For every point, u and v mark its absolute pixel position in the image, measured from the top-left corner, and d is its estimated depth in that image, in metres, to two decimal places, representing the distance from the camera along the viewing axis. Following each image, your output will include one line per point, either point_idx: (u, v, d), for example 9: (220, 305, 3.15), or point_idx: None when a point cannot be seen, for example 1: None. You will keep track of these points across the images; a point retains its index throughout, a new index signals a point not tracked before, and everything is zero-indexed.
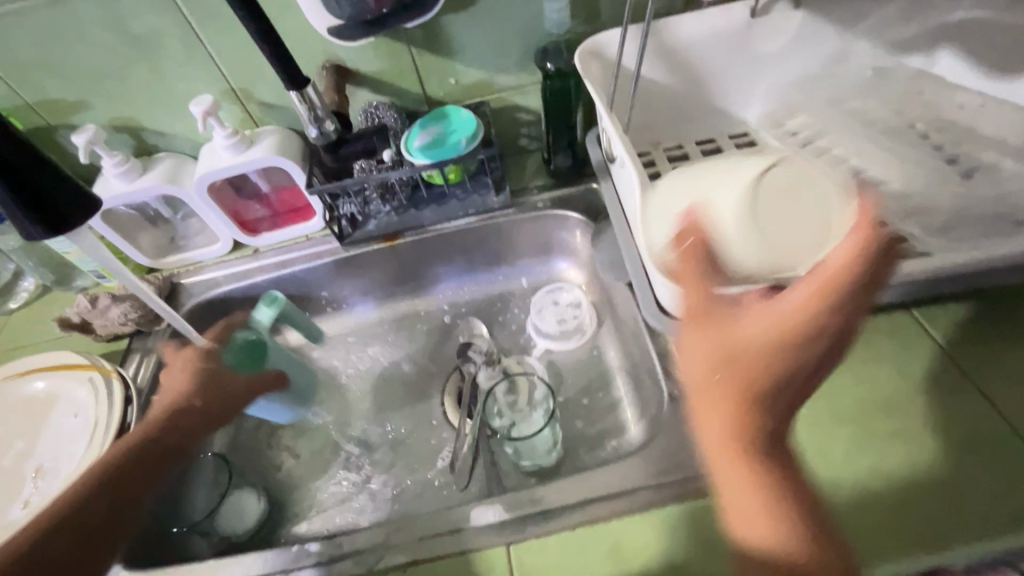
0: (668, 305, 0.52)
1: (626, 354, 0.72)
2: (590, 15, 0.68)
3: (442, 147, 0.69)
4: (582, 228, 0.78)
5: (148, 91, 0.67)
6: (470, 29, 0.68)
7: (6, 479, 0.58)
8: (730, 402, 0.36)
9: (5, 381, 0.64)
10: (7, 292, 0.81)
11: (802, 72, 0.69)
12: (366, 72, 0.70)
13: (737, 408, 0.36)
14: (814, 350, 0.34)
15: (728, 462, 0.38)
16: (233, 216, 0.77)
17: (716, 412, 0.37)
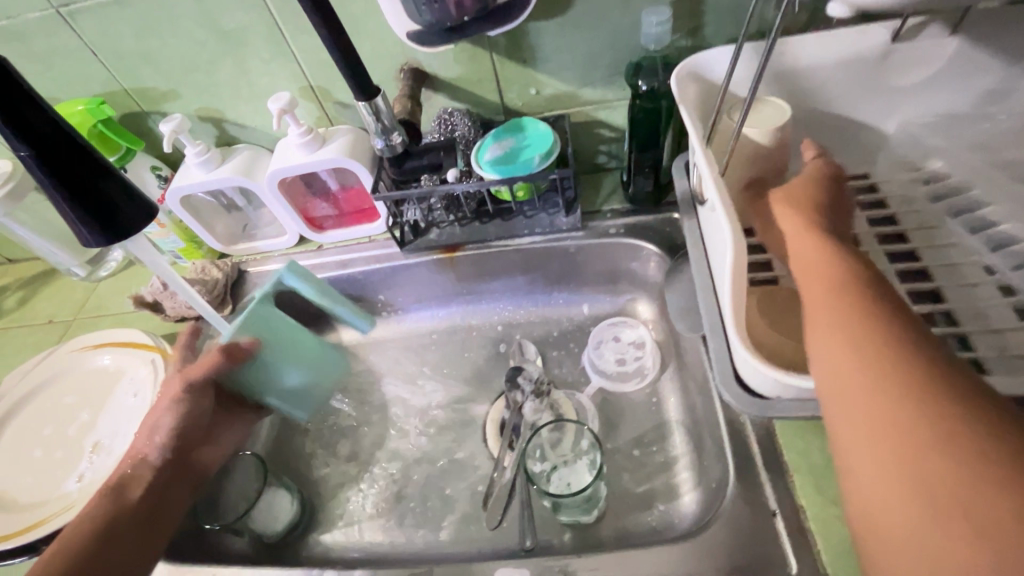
0: (751, 380, 0.44)
1: (689, 410, 0.65)
2: (693, 29, 0.61)
3: (513, 162, 0.65)
4: (655, 261, 0.71)
5: (233, 85, 0.68)
6: (558, 39, 0.63)
7: (67, 450, 0.61)
8: (861, 353, 0.32)
9: (80, 353, 0.68)
10: (97, 262, 0.86)
11: (947, 109, 0.58)
12: (443, 78, 0.67)
13: (889, 376, 0.30)
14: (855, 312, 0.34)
15: (900, 469, 0.28)
16: (300, 211, 0.77)
17: (868, 395, 0.31)
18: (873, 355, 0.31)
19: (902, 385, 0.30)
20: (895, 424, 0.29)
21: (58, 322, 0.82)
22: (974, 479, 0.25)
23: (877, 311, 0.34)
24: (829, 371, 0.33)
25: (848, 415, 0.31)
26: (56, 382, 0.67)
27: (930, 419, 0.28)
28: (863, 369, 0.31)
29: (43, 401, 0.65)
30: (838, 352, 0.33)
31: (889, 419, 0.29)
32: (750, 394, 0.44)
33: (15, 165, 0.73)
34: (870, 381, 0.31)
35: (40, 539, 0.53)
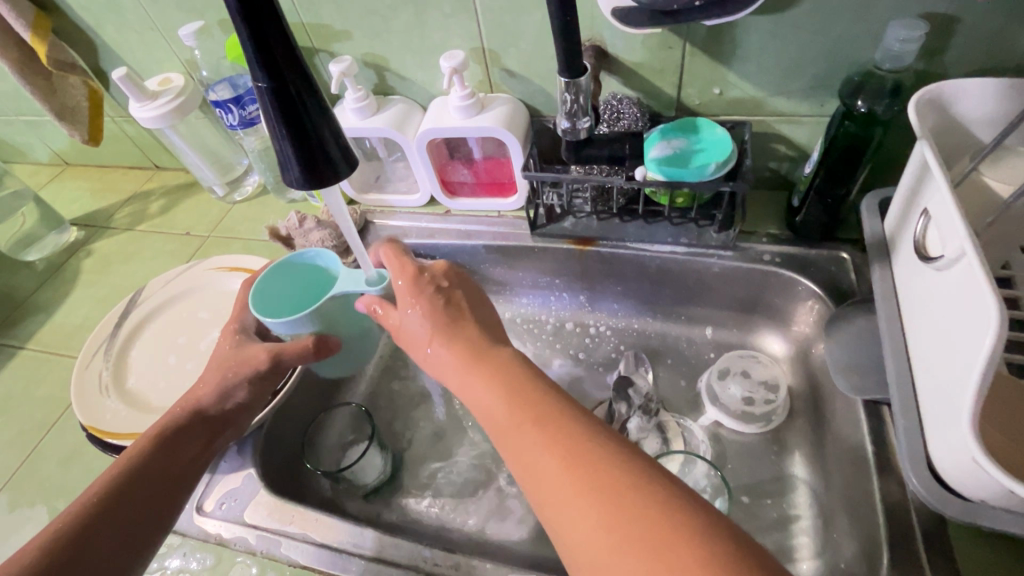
0: (955, 473, 0.38)
1: (821, 471, 0.59)
2: (935, 50, 0.52)
3: (683, 166, 0.59)
4: (812, 302, 0.64)
5: (405, 35, 0.66)
6: (767, 39, 0.56)
7: (197, 362, 0.64)
8: (513, 392, 0.41)
9: (218, 272, 0.71)
10: (235, 184, 0.89)
11: None
12: (623, 61, 0.62)
13: (554, 444, 0.37)
14: (504, 400, 0.41)
15: (582, 498, 0.33)
16: (438, 174, 0.75)
17: (546, 453, 0.36)
18: (534, 396, 0.40)
19: (550, 417, 0.38)
20: (529, 425, 0.38)
21: (193, 235, 0.86)
22: (617, 474, 0.34)
23: (487, 355, 0.45)
24: (490, 400, 0.42)
25: (511, 447, 0.39)
26: (193, 295, 0.70)
27: (586, 458, 0.35)
28: (519, 403, 0.40)
29: (180, 312, 0.69)
30: (467, 387, 0.44)
31: (551, 439, 0.37)
32: (946, 488, 0.39)
33: (185, 80, 0.76)
34: (542, 443, 0.37)
35: None
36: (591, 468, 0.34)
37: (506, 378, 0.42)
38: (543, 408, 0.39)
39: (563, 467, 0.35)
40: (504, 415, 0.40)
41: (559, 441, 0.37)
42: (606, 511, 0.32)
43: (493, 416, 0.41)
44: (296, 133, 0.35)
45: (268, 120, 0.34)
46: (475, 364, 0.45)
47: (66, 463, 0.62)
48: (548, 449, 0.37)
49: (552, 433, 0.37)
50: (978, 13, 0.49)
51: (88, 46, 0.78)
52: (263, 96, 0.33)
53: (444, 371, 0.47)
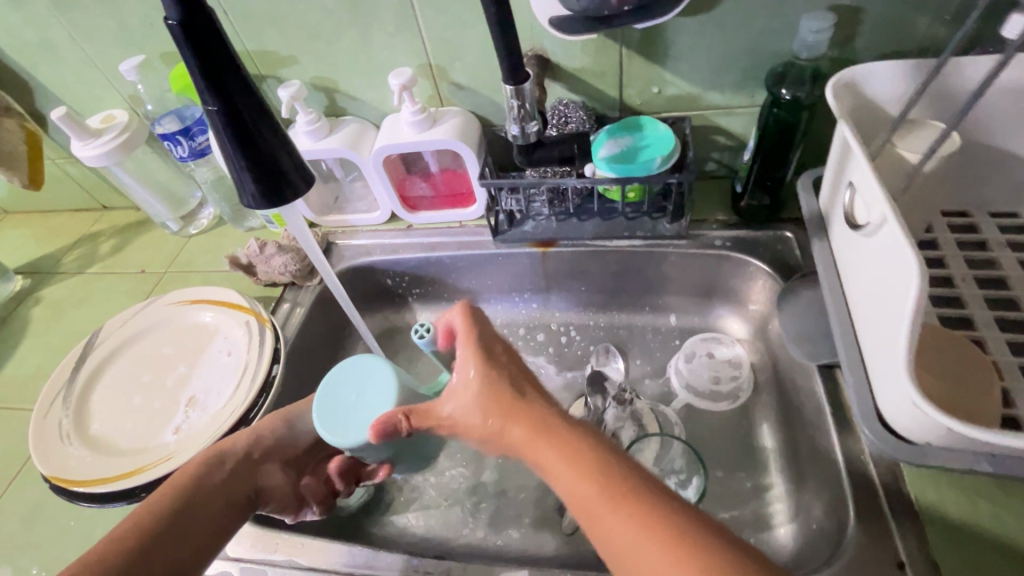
0: (903, 421, 0.41)
1: (788, 441, 0.62)
2: (846, 38, 0.57)
3: (630, 162, 0.62)
4: (765, 281, 0.67)
5: (352, 56, 0.67)
6: (695, 38, 0.60)
7: (165, 400, 0.62)
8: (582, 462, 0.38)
9: (179, 307, 0.69)
10: (190, 218, 0.88)
11: None
12: (565, 68, 0.65)
13: (658, 538, 0.33)
14: (599, 486, 0.37)
15: None
16: (397, 189, 0.76)
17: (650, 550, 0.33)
18: (622, 478, 0.37)
19: (644, 505, 0.35)
20: (627, 514, 0.35)
21: (148, 273, 0.84)
22: None
23: (567, 432, 0.41)
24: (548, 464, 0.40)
25: (614, 546, 0.35)
26: (155, 333, 0.68)
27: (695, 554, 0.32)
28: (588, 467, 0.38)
29: (142, 351, 0.67)
30: (545, 464, 0.40)
31: (641, 517, 0.35)
32: (895, 435, 0.42)
33: (130, 115, 0.74)
34: (645, 535, 0.34)
35: (137, 486, 0.54)
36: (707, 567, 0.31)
37: (599, 460, 0.38)
38: (639, 496, 0.36)
39: None
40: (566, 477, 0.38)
41: (665, 528, 0.34)
42: None
43: (587, 507, 0.37)
44: (250, 155, 0.35)
45: (220, 143, 0.35)
46: (580, 468, 0.38)
47: (29, 519, 0.59)
48: (654, 548, 0.33)
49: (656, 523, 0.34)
50: (878, 4, 0.54)
51: (23, 88, 0.76)
52: (215, 120, 0.34)
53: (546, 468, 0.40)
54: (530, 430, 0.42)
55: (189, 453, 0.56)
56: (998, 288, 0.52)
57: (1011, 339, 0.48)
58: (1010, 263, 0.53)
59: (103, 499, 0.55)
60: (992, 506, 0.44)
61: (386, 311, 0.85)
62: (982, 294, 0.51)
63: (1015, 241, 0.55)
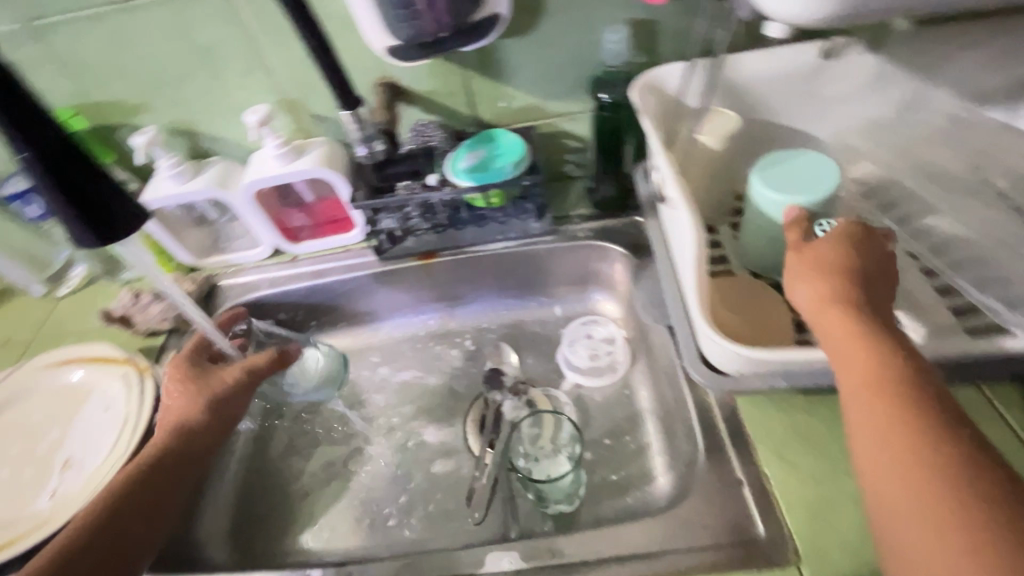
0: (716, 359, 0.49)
1: (660, 399, 0.69)
2: (649, 47, 0.67)
3: (486, 171, 0.68)
4: (622, 262, 0.75)
5: (207, 99, 0.69)
6: (524, 55, 0.67)
7: (37, 467, 0.59)
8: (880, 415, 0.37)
9: (46, 369, 0.66)
10: (57, 280, 0.84)
11: (878, 115, 0.64)
12: (416, 91, 0.70)
13: (893, 424, 0.37)
14: (883, 368, 0.39)
15: (924, 510, 0.33)
16: (275, 223, 0.78)
17: (882, 442, 0.37)
18: (881, 367, 0.39)
19: (893, 394, 0.38)
20: (883, 400, 0.38)
21: (11, 343, 0.79)
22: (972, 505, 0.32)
23: (861, 337, 0.40)
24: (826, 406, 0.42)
25: (864, 450, 0.38)
26: (21, 401, 0.65)
27: (932, 454, 0.34)
28: (874, 360, 0.39)
29: (7, 422, 0.63)
30: (840, 362, 0.41)
31: (881, 399, 0.38)
32: (717, 372, 0.49)
33: None
34: (892, 427, 0.37)
35: (9, 560, 0.51)
36: (946, 466, 0.34)
37: (874, 357, 0.39)
38: (898, 382, 0.38)
39: (916, 508, 0.33)
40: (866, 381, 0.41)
41: (916, 418, 0.36)
42: (941, 508, 0.32)
43: (857, 401, 0.39)
44: (76, 198, 0.38)
45: (44, 189, 0.38)
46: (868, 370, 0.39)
47: None
48: (895, 444, 0.36)
49: (905, 420, 0.36)
50: (665, 16, 0.64)
51: None
52: (33, 168, 0.37)
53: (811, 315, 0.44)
54: (822, 309, 0.43)
55: (67, 515, 0.54)
56: None
57: None
58: None
59: None
60: (804, 415, 0.52)
61: None
62: None
63: None
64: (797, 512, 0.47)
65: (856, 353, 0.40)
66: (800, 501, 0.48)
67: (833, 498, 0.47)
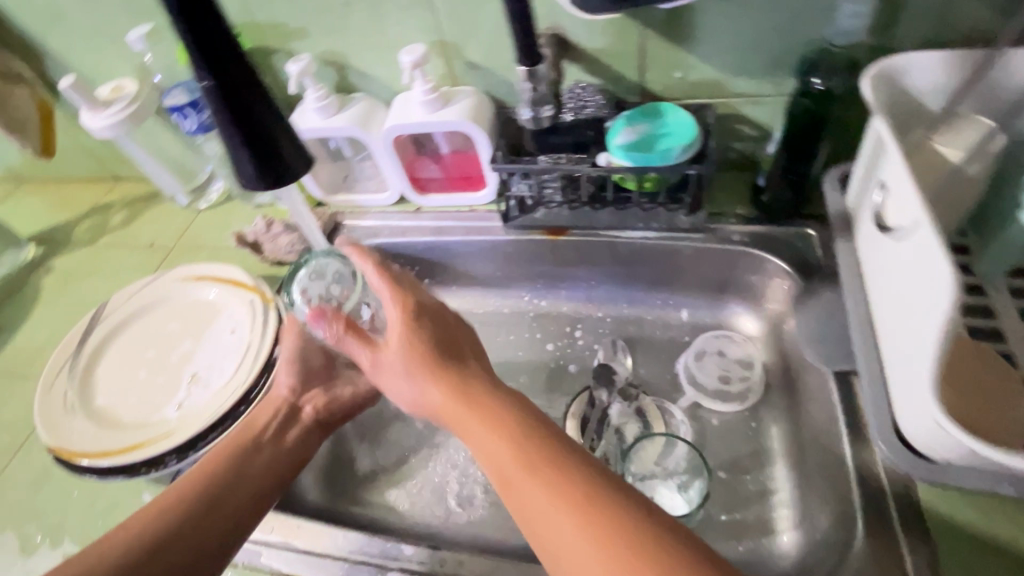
0: (922, 436, 0.39)
1: (798, 444, 0.60)
2: (886, 25, 0.53)
3: (648, 151, 0.59)
4: (781, 278, 0.65)
5: (363, 31, 0.65)
6: (721, 19, 0.56)
7: (168, 375, 0.63)
8: (494, 413, 0.43)
9: (185, 282, 0.69)
10: (199, 192, 0.87)
11: None
12: (583, 48, 0.62)
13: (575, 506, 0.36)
14: (571, 478, 0.37)
15: (596, 551, 0.34)
16: (406, 171, 0.74)
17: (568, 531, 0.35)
18: (573, 493, 0.36)
19: (599, 516, 0.35)
20: (559, 483, 0.37)
21: (156, 246, 0.84)
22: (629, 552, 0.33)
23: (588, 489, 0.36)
24: (496, 437, 0.42)
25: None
26: (160, 308, 0.68)
27: (591, 517, 0.35)
28: (536, 477, 0.38)
29: (148, 325, 0.67)
30: (517, 493, 0.39)
31: (573, 511, 0.36)
32: (913, 451, 0.40)
33: (139, 86, 0.73)
34: (568, 518, 0.36)
35: (139, 461, 0.55)
36: (626, 515, 0.35)
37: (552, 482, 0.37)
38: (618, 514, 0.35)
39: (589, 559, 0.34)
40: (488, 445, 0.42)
41: (593, 486, 0.37)
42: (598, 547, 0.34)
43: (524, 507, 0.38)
44: (250, 137, 0.36)
45: (220, 123, 0.35)
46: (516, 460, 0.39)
47: (34, 488, 0.60)
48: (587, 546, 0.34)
49: (581, 496, 0.36)
50: None
51: (33, 55, 0.76)
52: (213, 99, 0.34)
53: (527, 496, 0.38)
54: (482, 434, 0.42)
55: (191, 430, 0.56)
56: None
57: None
58: None
59: (105, 473, 0.55)
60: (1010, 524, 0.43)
61: None
62: (1015, 305, 0.48)
63: None
64: None
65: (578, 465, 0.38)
66: None
67: None
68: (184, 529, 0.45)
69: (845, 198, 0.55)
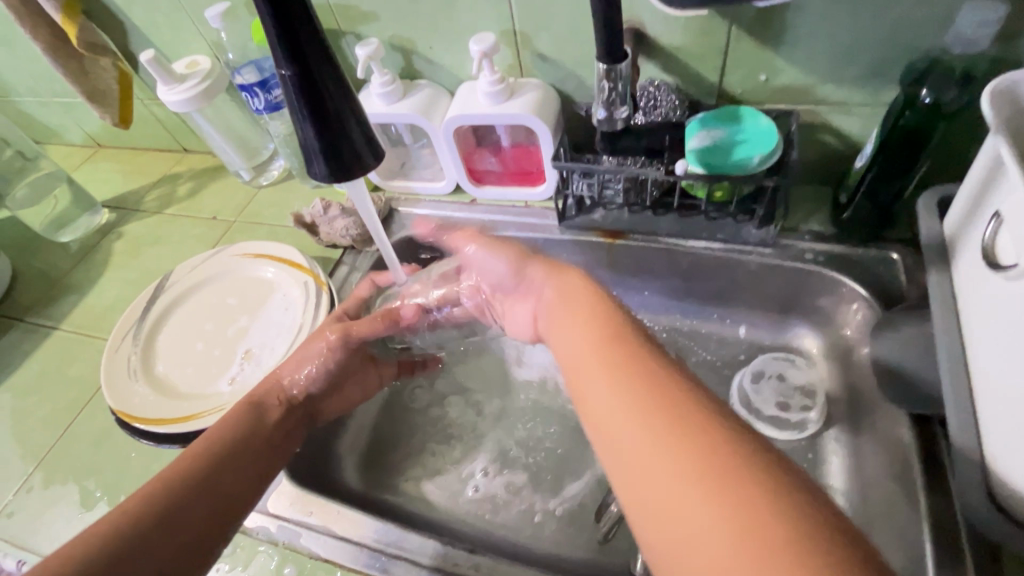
0: (1019, 503, 0.36)
1: (859, 484, 0.56)
2: (1011, 34, 0.48)
3: (723, 158, 0.56)
4: (855, 303, 0.60)
5: (434, 18, 0.64)
6: (819, 21, 0.52)
7: (224, 349, 0.64)
8: (629, 355, 0.37)
9: (244, 258, 0.71)
10: (261, 169, 0.89)
11: None
12: (662, 45, 0.58)
13: (665, 404, 0.33)
14: (659, 374, 0.35)
15: (693, 472, 0.29)
16: (464, 162, 0.73)
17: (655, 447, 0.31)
18: (660, 388, 0.34)
19: (680, 414, 0.32)
20: (643, 379, 0.35)
21: (218, 219, 0.86)
22: (732, 462, 0.29)
23: (665, 391, 0.33)
24: (610, 388, 0.36)
25: (653, 497, 0.30)
26: (220, 281, 0.70)
27: (677, 421, 0.32)
28: (627, 369, 0.36)
29: (208, 297, 0.69)
30: (599, 380, 0.37)
31: (657, 418, 0.32)
32: (1007, 516, 0.37)
33: (212, 63, 0.75)
34: (653, 419, 0.32)
35: (192, 431, 0.56)
36: (714, 426, 0.31)
37: (639, 366, 0.36)
38: (704, 422, 0.31)
39: (686, 478, 0.29)
40: (602, 398, 0.36)
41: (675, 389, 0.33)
42: (687, 452, 0.30)
43: (602, 399, 0.36)
44: (324, 130, 0.35)
45: (295, 113, 0.35)
46: (608, 355, 0.37)
47: (97, 445, 0.64)
48: (675, 458, 0.30)
49: (669, 395, 0.33)
50: None
51: (117, 28, 0.78)
52: (290, 88, 0.34)
53: (603, 399, 0.36)
54: (580, 331, 0.41)
55: None
56: None
57: None
58: None
59: (160, 439, 0.57)
60: None
61: None
62: None
63: None
64: None
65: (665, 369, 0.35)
66: None
67: None
68: (181, 500, 0.42)
69: (942, 227, 0.49)
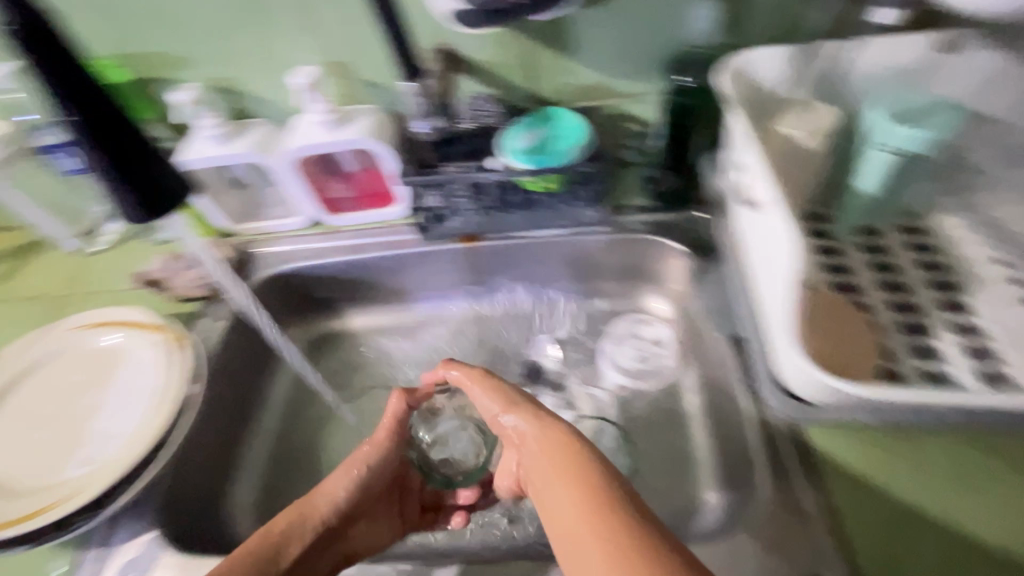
0: (799, 387, 0.45)
1: (711, 410, 0.65)
2: (735, 24, 0.60)
3: (545, 153, 0.63)
4: (679, 260, 0.71)
5: (253, 56, 0.64)
6: (594, 27, 0.61)
7: (71, 431, 0.59)
8: (579, 471, 0.42)
9: (83, 330, 0.65)
10: (91, 236, 0.81)
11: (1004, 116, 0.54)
12: (473, 61, 0.65)
13: (604, 513, 0.37)
14: (602, 488, 0.39)
15: (618, 561, 0.33)
16: (315, 192, 0.73)
17: (594, 546, 0.35)
18: (600, 497, 0.39)
19: (614, 518, 0.36)
20: (585, 488, 0.40)
21: (46, 297, 0.77)
22: (644, 550, 0.33)
23: (604, 502, 0.38)
24: (564, 494, 0.40)
25: None
26: (56, 361, 0.63)
27: (614, 521, 0.36)
28: (586, 485, 0.40)
29: (43, 381, 0.62)
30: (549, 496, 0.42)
31: (595, 521, 0.37)
32: (792, 397, 0.46)
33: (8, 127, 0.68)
34: (592, 525, 0.37)
35: (40, 528, 0.51)
36: (635, 522, 0.36)
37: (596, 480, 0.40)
38: (631, 525, 0.35)
39: (607, 572, 0.33)
40: (559, 503, 0.40)
41: (616, 500, 0.38)
42: (616, 545, 0.34)
43: (554, 511, 0.40)
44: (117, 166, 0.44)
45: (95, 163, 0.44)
46: (559, 468, 0.43)
47: None
48: (601, 552, 0.34)
49: (611, 505, 0.37)
50: None
51: None
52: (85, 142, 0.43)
53: (553, 509, 0.40)
54: (539, 449, 0.46)
55: (100, 485, 0.53)
56: (883, 257, 0.57)
57: (890, 300, 0.53)
58: (895, 243, 0.58)
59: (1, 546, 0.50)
60: None
61: (313, 320, 0.81)
62: (865, 261, 0.57)
63: (902, 226, 0.59)
64: (869, 553, 0.44)
65: (603, 479, 0.40)
66: (874, 543, 0.44)
67: (911, 545, 0.44)
68: None
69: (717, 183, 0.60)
